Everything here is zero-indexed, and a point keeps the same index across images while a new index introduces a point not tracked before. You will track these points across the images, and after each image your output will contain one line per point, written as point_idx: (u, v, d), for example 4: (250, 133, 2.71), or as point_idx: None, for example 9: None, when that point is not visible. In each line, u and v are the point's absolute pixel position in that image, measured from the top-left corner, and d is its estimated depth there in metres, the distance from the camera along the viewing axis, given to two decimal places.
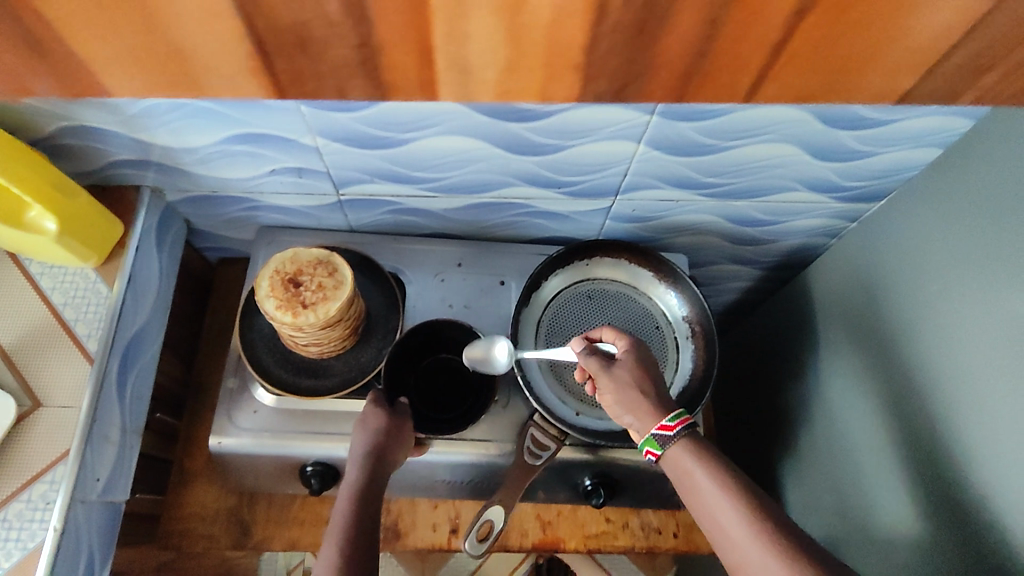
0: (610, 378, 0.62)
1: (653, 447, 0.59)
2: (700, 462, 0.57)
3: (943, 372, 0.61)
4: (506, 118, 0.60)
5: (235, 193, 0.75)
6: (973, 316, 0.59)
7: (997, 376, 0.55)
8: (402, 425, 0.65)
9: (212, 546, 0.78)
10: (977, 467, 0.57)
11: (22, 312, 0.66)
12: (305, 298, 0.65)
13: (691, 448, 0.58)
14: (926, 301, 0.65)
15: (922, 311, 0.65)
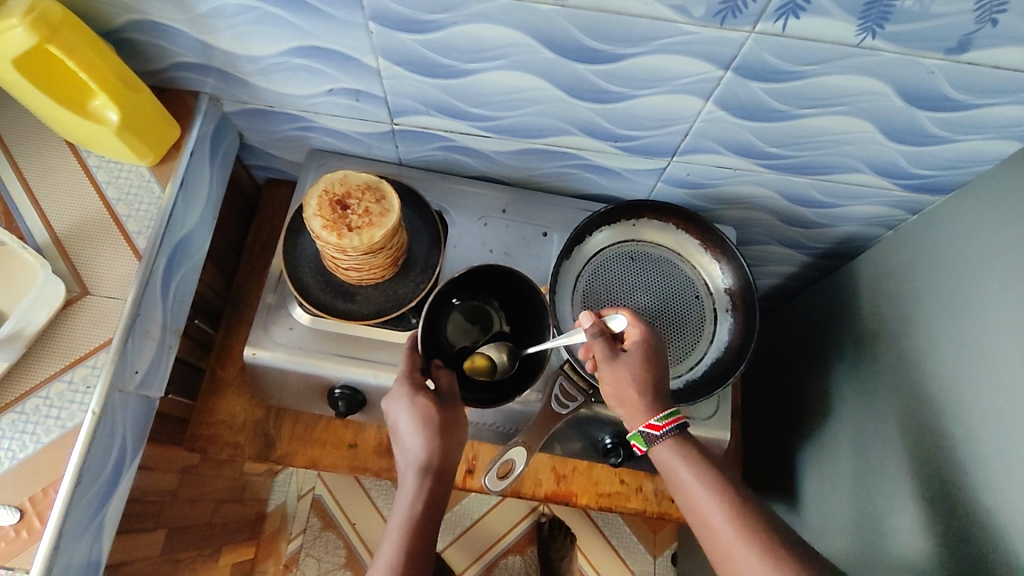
0: (609, 369, 0.60)
1: (640, 443, 0.59)
2: (685, 461, 0.57)
3: (984, 373, 0.59)
4: (574, 58, 0.59)
5: (291, 110, 0.75)
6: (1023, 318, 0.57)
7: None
8: (449, 414, 0.61)
9: (237, 455, 0.79)
10: (1006, 470, 0.55)
11: (77, 201, 0.68)
12: (350, 222, 0.65)
13: (678, 447, 0.58)
14: (977, 300, 0.62)
15: (971, 309, 0.63)
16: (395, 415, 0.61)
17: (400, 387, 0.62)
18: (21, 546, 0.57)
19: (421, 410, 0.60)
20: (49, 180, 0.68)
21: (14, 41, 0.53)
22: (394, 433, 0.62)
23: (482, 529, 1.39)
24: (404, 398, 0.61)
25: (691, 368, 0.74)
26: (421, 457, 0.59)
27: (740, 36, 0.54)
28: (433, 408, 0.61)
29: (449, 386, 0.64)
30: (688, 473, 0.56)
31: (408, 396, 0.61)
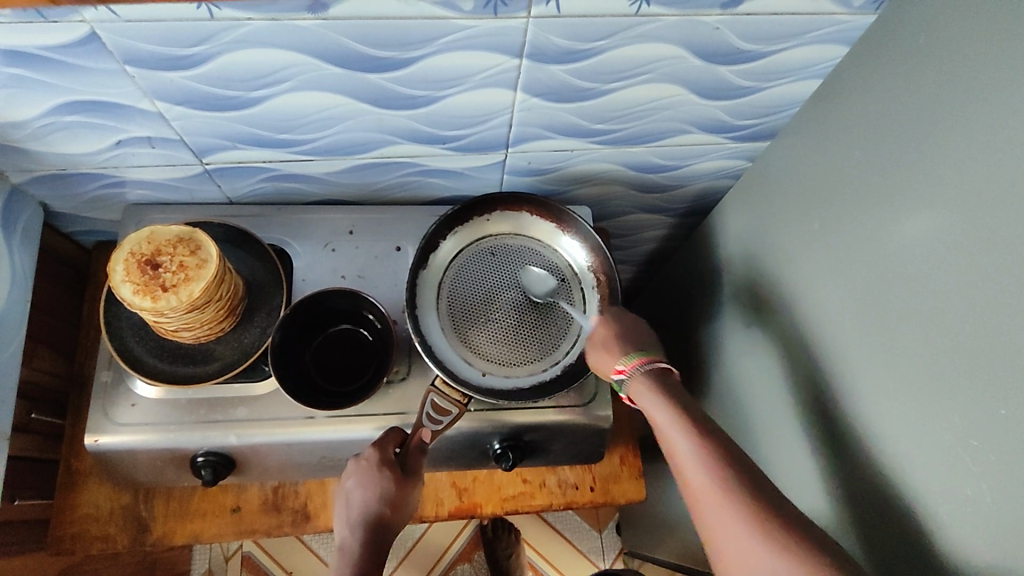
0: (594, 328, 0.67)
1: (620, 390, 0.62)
2: (657, 396, 0.58)
3: (816, 314, 0.61)
4: (362, 68, 0.55)
5: (88, 170, 0.68)
6: (835, 258, 0.59)
7: (855, 317, 0.56)
8: (402, 512, 0.62)
9: (108, 547, 0.72)
10: (849, 402, 0.56)
11: None
12: (164, 281, 0.60)
13: (650, 384, 0.59)
14: (799, 245, 0.64)
15: (796, 254, 0.65)
16: (348, 482, 0.61)
17: (367, 455, 0.63)
18: None
19: (385, 474, 0.61)
20: None
21: None
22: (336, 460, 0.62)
23: (426, 546, 1.36)
24: (364, 462, 0.62)
25: (567, 353, 0.71)
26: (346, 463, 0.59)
27: (521, 23, 0.52)
28: (394, 473, 0.62)
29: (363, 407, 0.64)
30: (662, 405, 0.57)
31: (372, 461, 0.62)
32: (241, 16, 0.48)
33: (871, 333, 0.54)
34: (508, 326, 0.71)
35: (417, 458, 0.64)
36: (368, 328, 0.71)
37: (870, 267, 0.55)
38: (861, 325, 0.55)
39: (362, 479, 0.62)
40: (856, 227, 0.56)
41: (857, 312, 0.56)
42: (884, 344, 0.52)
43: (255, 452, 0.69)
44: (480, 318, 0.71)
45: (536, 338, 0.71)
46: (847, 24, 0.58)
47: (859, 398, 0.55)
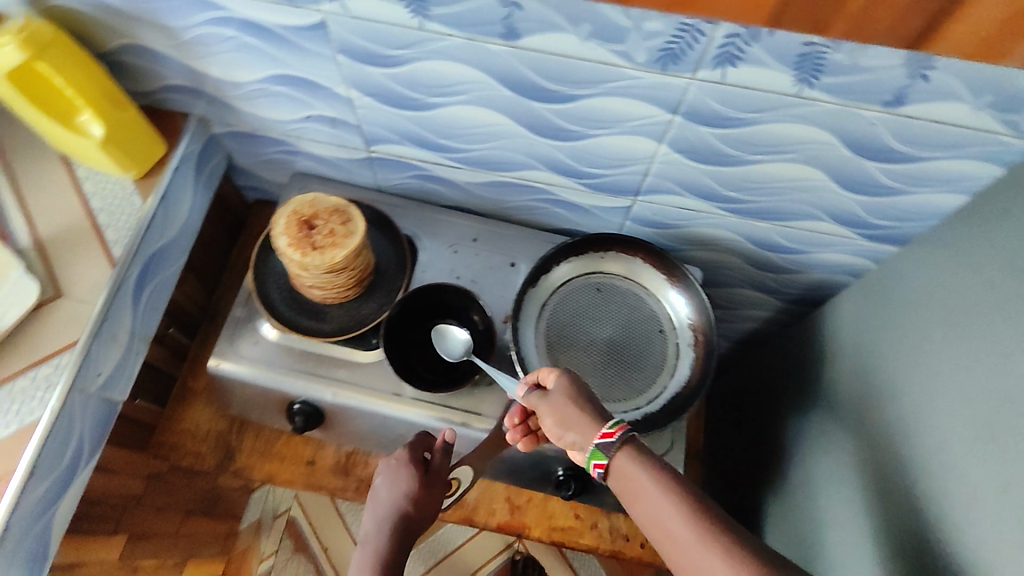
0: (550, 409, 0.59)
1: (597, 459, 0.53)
2: (644, 482, 0.50)
3: (914, 426, 0.60)
4: (531, 96, 0.61)
5: (274, 133, 0.79)
6: (942, 370, 0.58)
7: (955, 442, 0.54)
8: (424, 516, 0.62)
9: (196, 463, 0.80)
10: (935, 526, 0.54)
11: (62, 207, 0.72)
12: (315, 241, 0.68)
13: (630, 465, 0.52)
14: (912, 357, 0.62)
15: (907, 362, 0.63)
16: (376, 478, 0.64)
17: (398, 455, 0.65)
18: None
19: (411, 471, 0.63)
20: (42, 189, 0.72)
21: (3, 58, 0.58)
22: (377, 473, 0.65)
23: (459, 559, 1.37)
24: (392, 462, 0.65)
25: (649, 402, 0.72)
26: (398, 472, 0.63)
27: (684, 82, 0.56)
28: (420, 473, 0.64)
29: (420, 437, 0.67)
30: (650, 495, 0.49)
31: (401, 460, 0.64)
32: (444, 32, 0.55)
33: (972, 465, 0.51)
34: (598, 361, 0.73)
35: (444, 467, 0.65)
36: (468, 326, 0.76)
37: (978, 389, 0.53)
38: (960, 453, 0.53)
39: (389, 477, 0.64)
40: (972, 344, 0.55)
41: (958, 436, 0.54)
42: (981, 480, 0.50)
43: (342, 413, 0.74)
44: (573, 346, 0.74)
45: (622, 380, 0.73)
46: (1010, 147, 0.57)
47: (948, 524, 0.52)
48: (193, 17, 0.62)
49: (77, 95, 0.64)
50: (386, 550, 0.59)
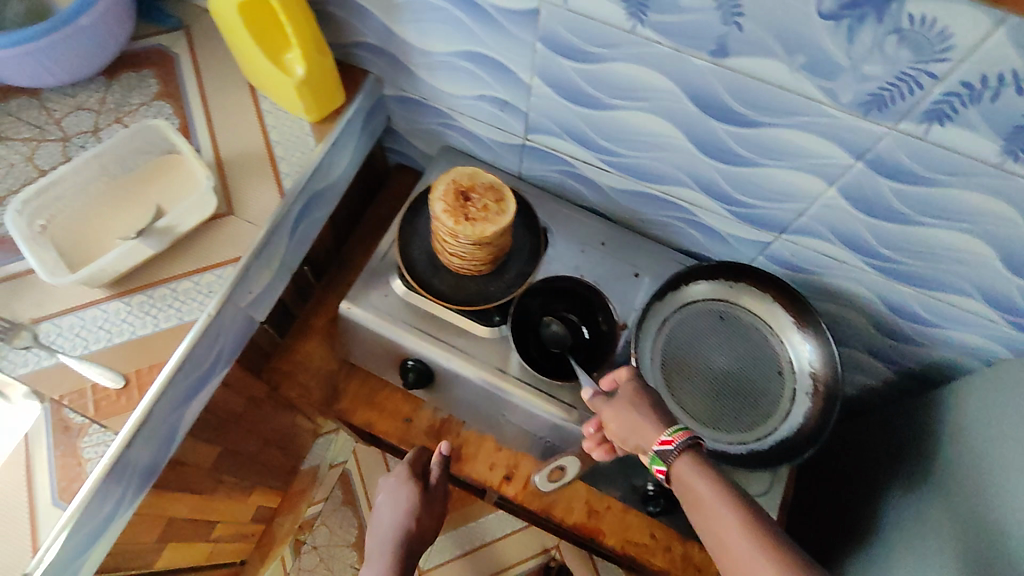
0: (609, 409, 0.64)
1: (657, 464, 0.57)
2: (706, 479, 0.54)
3: None
4: (716, 115, 0.62)
5: (440, 104, 0.82)
6: None
7: None
8: (424, 524, 0.77)
9: (304, 395, 0.84)
10: None
11: (243, 134, 0.77)
12: (469, 213, 0.71)
13: (693, 464, 0.56)
14: None
15: None
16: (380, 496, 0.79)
17: (400, 471, 0.80)
18: (118, 408, 0.62)
19: (412, 485, 0.78)
20: (227, 114, 0.78)
21: None
22: (381, 492, 0.81)
23: (496, 551, 1.37)
24: (393, 479, 0.80)
25: (756, 439, 0.72)
26: (401, 488, 0.79)
27: (880, 131, 0.56)
28: (419, 490, 0.78)
29: (422, 450, 0.81)
30: (709, 489, 0.53)
31: (400, 479, 0.79)
32: (654, 39, 0.57)
33: None
34: (711, 389, 0.72)
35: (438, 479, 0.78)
36: (591, 328, 0.75)
37: None
38: None
39: (391, 495, 0.79)
40: None
41: None
42: None
43: (452, 380, 0.77)
44: (688, 370, 0.73)
45: (732, 413, 0.72)
46: None
47: None
48: None
49: (293, 35, 0.68)
50: (394, 548, 0.74)
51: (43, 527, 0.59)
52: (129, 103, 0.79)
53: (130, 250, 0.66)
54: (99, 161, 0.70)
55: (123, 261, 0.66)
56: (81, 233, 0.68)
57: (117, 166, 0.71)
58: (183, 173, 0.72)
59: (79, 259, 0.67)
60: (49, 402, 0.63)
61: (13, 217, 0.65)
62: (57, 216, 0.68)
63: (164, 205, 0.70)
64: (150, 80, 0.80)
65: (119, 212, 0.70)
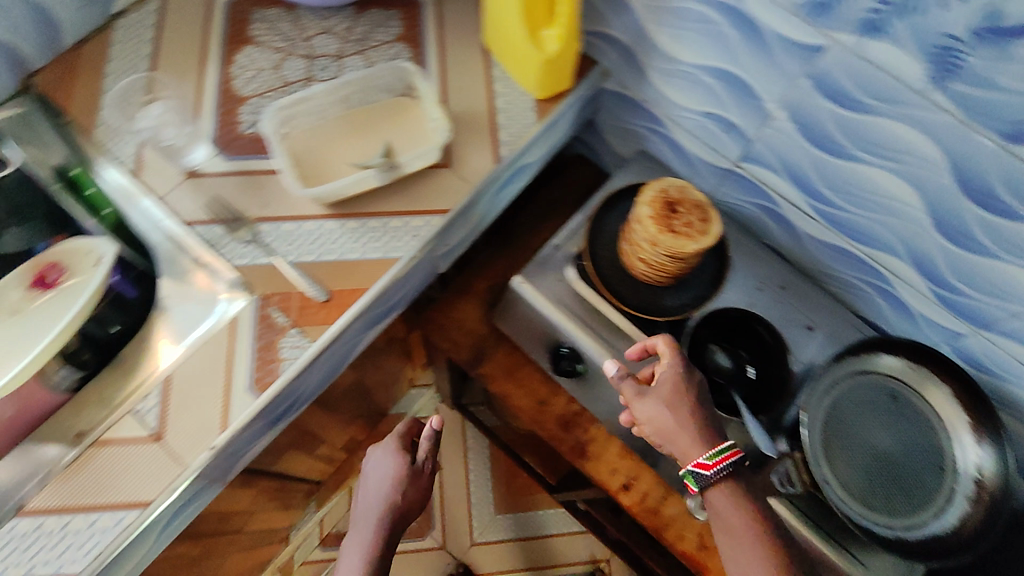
0: (644, 404, 0.65)
1: (693, 485, 0.61)
2: (733, 506, 0.60)
3: None
4: (974, 197, 0.60)
5: (656, 110, 0.82)
6: None
7: None
8: (415, 495, 0.83)
9: (453, 351, 0.88)
10: None
11: (471, 93, 0.79)
12: (674, 225, 0.69)
13: (728, 495, 0.61)
14: None
15: None
16: (368, 464, 0.87)
17: (389, 442, 0.89)
18: (320, 318, 0.67)
19: (399, 456, 0.86)
20: (459, 71, 0.81)
21: None
22: (366, 471, 0.87)
23: (549, 546, 1.38)
24: (380, 451, 0.89)
25: (906, 529, 0.64)
26: (391, 461, 0.85)
27: None
28: (403, 464, 0.86)
29: (404, 431, 0.92)
30: (746, 529, 0.59)
31: (390, 448, 0.88)
32: (941, 105, 0.55)
33: None
34: (865, 466, 0.67)
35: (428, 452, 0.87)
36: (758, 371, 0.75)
37: None
38: None
39: (377, 465, 0.87)
40: None
41: None
42: None
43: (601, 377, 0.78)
44: (842, 441, 0.68)
45: (885, 496, 0.66)
46: None
47: None
48: None
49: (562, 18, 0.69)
50: (376, 532, 0.78)
51: (235, 409, 0.63)
52: (373, 39, 0.82)
53: (359, 178, 0.70)
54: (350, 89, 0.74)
55: (350, 186, 0.70)
56: (318, 149, 0.73)
57: (363, 96, 0.76)
58: (415, 118, 0.76)
59: (311, 172, 0.72)
60: (258, 298, 0.67)
61: (274, 114, 0.71)
62: (303, 129, 0.73)
63: (394, 143, 0.74)
64: (395, 21, 0.84)
65: (354, 137, 0.74)
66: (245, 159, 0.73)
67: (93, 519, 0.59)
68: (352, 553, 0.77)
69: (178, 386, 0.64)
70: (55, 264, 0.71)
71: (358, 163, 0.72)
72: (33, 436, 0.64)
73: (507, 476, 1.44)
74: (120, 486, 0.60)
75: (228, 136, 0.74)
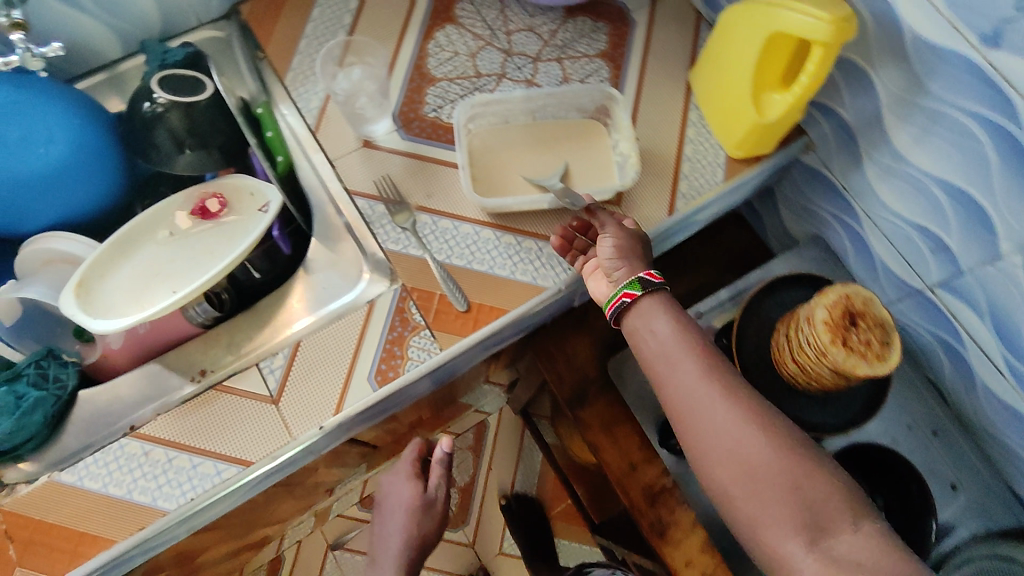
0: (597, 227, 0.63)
1: (632, 287, 0.59)
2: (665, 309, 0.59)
3: None
4: None
5: (857, 204, 0.72)
6: None
7: None
8: (423, 528, 0.85)
9: (555, 380, 0.81)
10: None
11: (660, 133, 0.73)
12: (848, 338, 0.60)
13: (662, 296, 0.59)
14: None
15: None
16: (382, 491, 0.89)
17: (401, 468, 0.89)
18: (453, 328, 0.64)
19: (412, 484, 0.86)
20: (655, 106, 0.75)
21: (798, 24, 0.56)
22: (383, 499, 0.89)
23: None
24: (396, 476, 0.89)
25: None
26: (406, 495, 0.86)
27: None
28: (419, 494, 0.85)
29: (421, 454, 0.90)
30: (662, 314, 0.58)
31: (404, 476, 0.87)
32: None
33: None
34: None
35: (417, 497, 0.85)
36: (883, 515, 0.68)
37: None
38: None
39: (394, 492, 0.87)
40: None
41: None
42: None
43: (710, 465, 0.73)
44: None
45: None
46: None
47: None
48: (956, 96, 0.55)
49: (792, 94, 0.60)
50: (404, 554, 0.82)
51: (351, 395, 0.62)
52: (575, 49, 0.78)
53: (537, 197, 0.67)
54: (551, 101, 0.73)
55: (525, 202, 0.67)
56: (501, 151, 0.72)
57: (561, 113, 0.74)
58: (599, 146, 0.73)
59: (486, 172, 0.71)
60: (401, 287, 0.66)
61: (463, 111, 0.71)
62: (495, 128, 0.73)
63: (573, 168, 0.72)
64: (602, 35, 0.79)
65: (539, 150, 0.72)
66: (420, 142, 0.72)
67: (197, 462, 0.60)
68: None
69: (304, 354, 0.63)
70: (219, 198, 0.72)
71: (533, 178, 0.70)
72: (162, 360, 0.66)
73: (548, 501, 1.32)
74: (229, 437, 0.61)
75: (410, 115, 0.73)
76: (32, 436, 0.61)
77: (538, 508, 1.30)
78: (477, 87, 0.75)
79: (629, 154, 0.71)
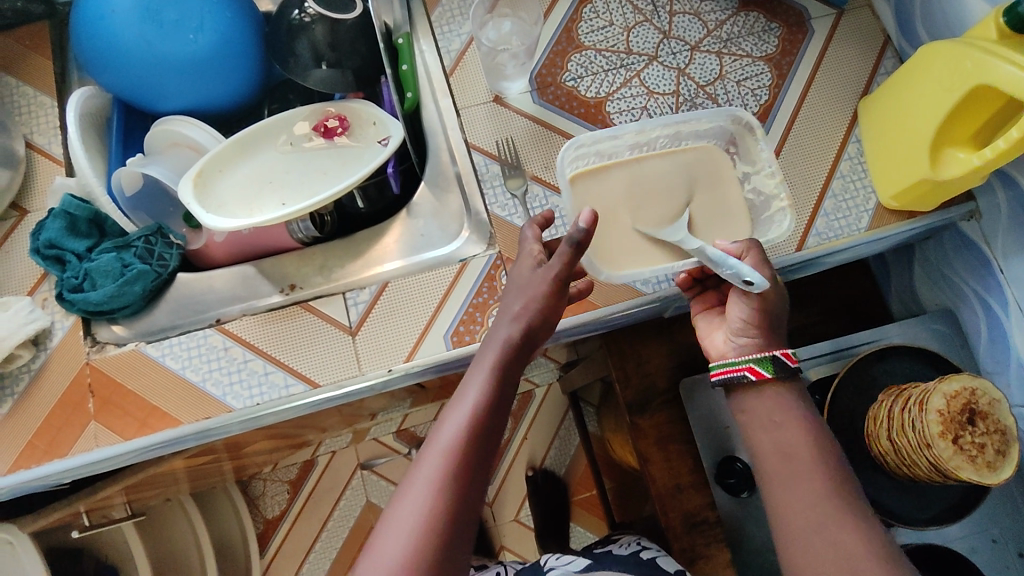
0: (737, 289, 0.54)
1: (763, 366, 0.51)
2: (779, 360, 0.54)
3: None
4: None
5: (1009, 290, 0.64)
6: None
7: None
8: (541, 320, 0.50)
9: (621, 381, 0.77)
10: None
11: (807, 159, 0.67)
12: (960, 436, 0.55)
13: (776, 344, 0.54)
14: None
15: None
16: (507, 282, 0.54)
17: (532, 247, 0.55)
18: None
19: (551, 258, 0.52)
20: (810, 129, 0.68)
21: (1010, 81, 0.49)
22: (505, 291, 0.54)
23: None
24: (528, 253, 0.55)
25: None
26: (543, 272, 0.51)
27: None
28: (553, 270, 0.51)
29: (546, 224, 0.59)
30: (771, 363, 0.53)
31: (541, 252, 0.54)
32: None
33: None
34: None
35: (563, 263, 0.51)
36: None
37: None
38: None
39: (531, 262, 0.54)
40: None
41: None
42: None
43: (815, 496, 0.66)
44: None
45: None
46: None
47: None
48: None
49: (977, 157, 0.54)
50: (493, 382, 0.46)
51: (423, 348, 0.62)
52: (738, 46, 0.72)
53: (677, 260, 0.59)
54: (667, 130, 0.65)
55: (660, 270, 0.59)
56: (605, 204, 0.63)
57: (673, 146, 0.65)
58: (731, 181, 0.65)
59: (592, 233, 0.62)
60: (496, 254, 0.65)
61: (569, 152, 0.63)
62: (597, 171, 0.64)
63: (695, 216, 0.63)
64: (771, 37, 0.72)
65: (653, 197, 0.63)
66: (551, 110, 0.69)
67: (268, 370, 0.61)
68: (476, 371, 0.47)
69: (389, 295, 0.63)
70: (341, 120, 0.72)
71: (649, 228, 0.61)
72: (257, 265, 0.68)
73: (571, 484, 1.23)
74: (301, 356, 0.62)
75: (548, 79, 0.70)
76: (128, 304, 0.65)
77: (561, 487, 1.22)
78: (624, 64, 0.71)
79: (775, 193, 0.63)
